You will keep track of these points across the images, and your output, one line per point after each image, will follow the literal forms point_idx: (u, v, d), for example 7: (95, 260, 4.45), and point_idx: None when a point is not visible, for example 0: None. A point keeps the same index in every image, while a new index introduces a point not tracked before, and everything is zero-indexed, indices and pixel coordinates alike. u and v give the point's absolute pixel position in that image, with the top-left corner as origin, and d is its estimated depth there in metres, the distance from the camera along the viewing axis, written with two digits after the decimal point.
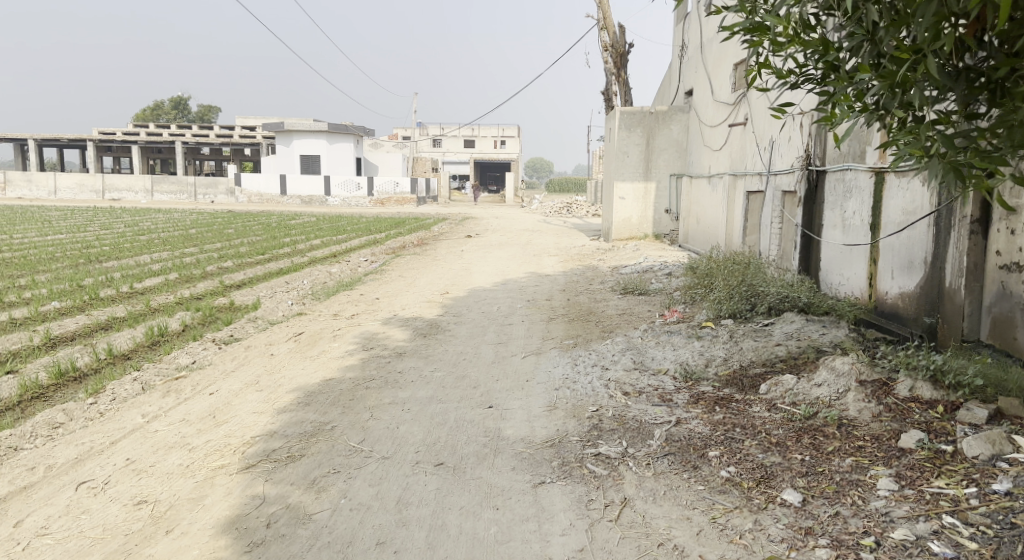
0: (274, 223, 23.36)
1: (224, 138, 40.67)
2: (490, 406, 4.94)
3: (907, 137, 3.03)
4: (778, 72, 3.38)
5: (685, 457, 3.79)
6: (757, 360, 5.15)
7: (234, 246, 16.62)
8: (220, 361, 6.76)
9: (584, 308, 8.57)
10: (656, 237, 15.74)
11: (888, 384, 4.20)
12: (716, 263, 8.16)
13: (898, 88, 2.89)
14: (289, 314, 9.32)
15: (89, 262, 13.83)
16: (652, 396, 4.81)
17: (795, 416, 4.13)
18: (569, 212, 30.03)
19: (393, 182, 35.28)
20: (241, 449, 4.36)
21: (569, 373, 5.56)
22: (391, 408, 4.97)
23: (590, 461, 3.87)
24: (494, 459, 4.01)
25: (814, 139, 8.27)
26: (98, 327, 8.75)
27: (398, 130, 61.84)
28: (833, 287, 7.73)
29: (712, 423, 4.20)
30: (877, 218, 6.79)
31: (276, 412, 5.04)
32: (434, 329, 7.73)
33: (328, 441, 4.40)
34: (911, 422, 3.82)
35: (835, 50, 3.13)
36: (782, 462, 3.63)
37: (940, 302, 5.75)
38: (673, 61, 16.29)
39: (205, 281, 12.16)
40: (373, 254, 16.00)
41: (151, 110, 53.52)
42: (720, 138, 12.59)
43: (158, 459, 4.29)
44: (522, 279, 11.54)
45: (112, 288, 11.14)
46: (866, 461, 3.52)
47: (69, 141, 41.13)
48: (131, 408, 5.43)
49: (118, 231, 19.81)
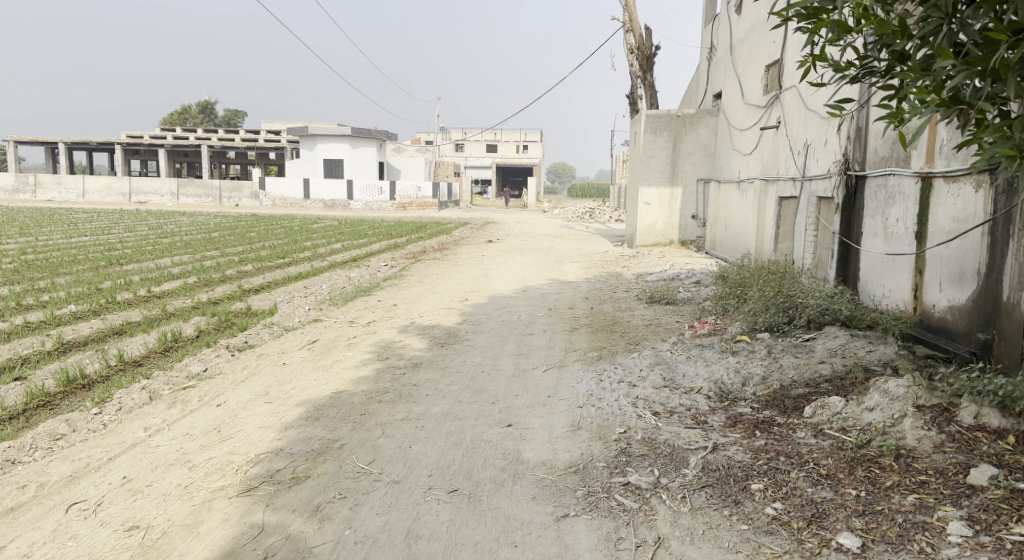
0: (297, 227, 23.30)
1: (249, 142, 40.94)
2: (510, 425, 4.61)
3: (995, 134, 2.70)
4: (838, 65, 3.06)
5: (725, 490, 3.43)
6: (799, 380, 4.77)
7: (255, 250, 16.45)
8: (230, 370, 6.49)
9: (608, 317, 8.21)
10: (681, 243, 15.31)
11: (950, 410, 3.81)
12: (749, 272, 7.76)
13: (986, 75, 2.57)
14: (305, 320, 9.08)
15: (109, 264, 13.75)
16: (685, 417, 4.45)
17: (845, 444, 3.76)
18: (592, 218, 29.70)
19: (415, 187, 34.89)
20: (244, 468, 4.07)
21: (594, 389, 5.21)
22: (404, 426, 4.66)
23: (619, 492, 3.52)
24: (514, 487, 3.67)
25: (852, 143, 7.85)
26: (111, 332, 8.56)
27: (421, 134, 61.84)
28: (873, 299, 7.28)
29: (754, 450, 3.84)
30: (923, 226, 6.36)
31: (283, 427, 4.75)
32: (452, 338, 7.42)
33: (335, 461, 4.10)
34: (979, 455, 3.44)
35: (907, 38, 2.82)
36: (835, 498, 3.26)
37: (996, 317, 5.32)
38: (701, 63, 15.87)
39: (224, 284, 11.98)
40: (393, 258, 15.76)
41: (178, 114, 54.19)
42: (751, 142, 12.16)
43: (156, 479, 4.02)
44: (544, 286, 11.20)
45: (130, 291, 10.99)
46: (931, 499, 3.15)
47: (98, 144, 41.56)
48: (134, 420, 5.18)
49: (141, 234, 19.77)
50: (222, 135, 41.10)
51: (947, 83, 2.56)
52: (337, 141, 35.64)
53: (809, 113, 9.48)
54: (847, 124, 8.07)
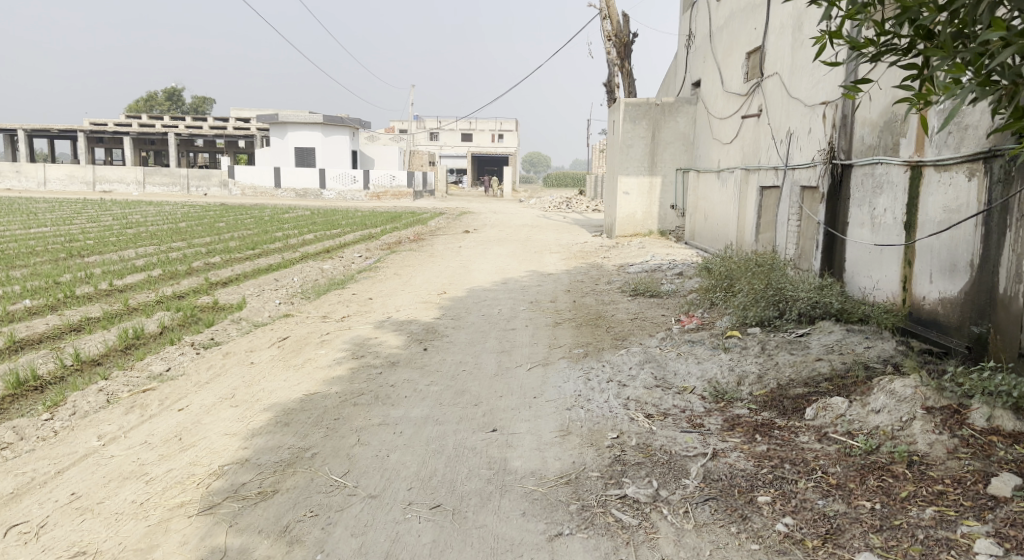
0: (268, 216, 22.77)
1: (218, 130, 40.00)
2: (494, 430, 4.33)
3: None
4: (857, 43, 2.81)
5: (730, 503, 3.20)
6: (797, 379, 4.55)
7: (224, 241, 15.91)
8: (194, 370, 6.10)
9: (592, 311, 7.95)
10: (661, 234, 15.14)
11: (961, 412, 3.60)
12: (735, 264, 7.54)
13: None
14: (275, 315, 8.68)
15: (70, 256, 13.17)
16: (680, 420, 4.21)
17: (852, 449, 3.54)
18: (569, 207, 29.49)
19: (390, 175, 34.34)
20: (206, 481, 3.74)
21: (581, 390, 4.94)
22: (381, 432, 4.34)
23: (616, 506, 3.27)
24: (501, 501, 3.40)
25: (838, 130, 7.65)
26: (69, 329, 8.08)
27: (396, 123, 61.12)
28: (861, 290, 7.10)
29: (756, 457, 3.60)
30: (913, 217, 6.19)
31: (249, 435, 4.41)
32: (430, 334, 7.11)
33: (306, 473, 3.78)
34: (997, 461, 3.23)
35: (938, 10, 2.58)
36: (849, 513, 3.05)
37: (992, 310, 5.13)
38: (680, 50, 15.66)
39: (190, 277, 11.49)
40: (367, 249, 15.34)
41: (144, 101, 52.97)
42: (731, 130, 11.96)
43: (109, 495, 3.67)
44: (523, 278, 10.90)
45: (90, 285, 10.47)
46: (952, 512, 2.95)
47: (59, 131, 40.27)
48: (88, 426, 4.78)
49: (105, 224, 19.07)
50: (190, 122, 40.09)
51: (993, 61, 2.32)
52: (309, 129, 34.95)
53: (792, 100, 9.29)
54: (832, 111, 7.87)
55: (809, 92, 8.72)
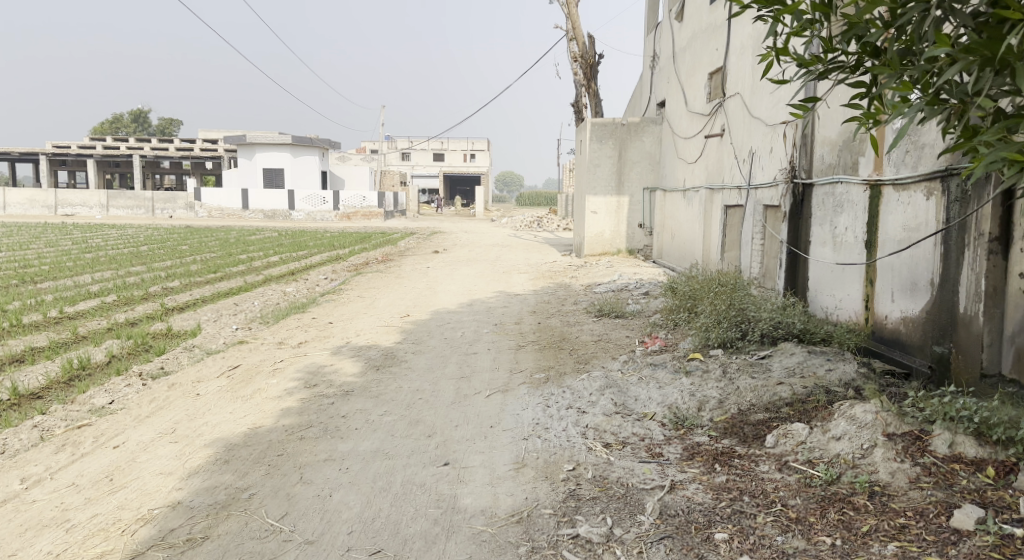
0: (234, 238, 22.33)
1: (183, 151, 39.42)
2: (446, 463, 4.13)
3: (999, 134, 2.44)
4: (803, 61, 2.74)
5: (686, 542, 3.06)
6: (759, 404, 4.42)
7: (185, 264, 15.51)
8: (136, 403, 5.78)
9: (556, 333, 7.78)
10: (629, 253, 15.05)
11: (923, 438, 3.49)
12: (699, 284, 7.44)
13: (992, 66, 2.29)
14: (230, 342, 8.38)
15: (22, 283, 12.71)
16: (639, 449, 4.06)
17: (813, 479, 3.41)
18: (541, 226, 29.43)
19: (360, 196, 33.95)
20: (131, 528, 3.49)
21: (540, 418, 4.77)
22: (326, 469, 4.12)
23: (567, 548, 3.10)
24: (446, 544, 3.21)
25: (798, 149, 7.64)
26: (11, 360, 7.71)
27: (367, 143, 60.89)
28: (825, 309, 7.04)
29: (714, 489, 3.46)
30: (872, 235, 6.15)
31: (186, 474, 4.15)
32: (389, 360, 6.89)
33: (241, 516, 3.56)
34: (960, 491, 3.13)
35: (886, 27, 2.52)
36: (809, 550, 2.93)
37: (952, 328, 5.07)
38: (645, 71, 15.74)
39: (146, 303, 11.12)
40: (334, 271, 15.05)
41: (109, 123, 52.24)
42: (695, 149, 11.97)
43: (23, 545, 3.41)
44: (490, 299, 10.74)
45: (40, 312, 10.07)
46: (915, 548, 2.84)
47: (20, 154, 39.43)
48: (13, 467, 4.49)
49: (62, 248, 18.53)
50: (156, 144, 39.50)
51: (943, 79, 2.27)
52: (277, 150, 34.56)
53: (753, 119, 9.30)
54: (792, 130, 7.87)
55: (770, 111, 8.73)
